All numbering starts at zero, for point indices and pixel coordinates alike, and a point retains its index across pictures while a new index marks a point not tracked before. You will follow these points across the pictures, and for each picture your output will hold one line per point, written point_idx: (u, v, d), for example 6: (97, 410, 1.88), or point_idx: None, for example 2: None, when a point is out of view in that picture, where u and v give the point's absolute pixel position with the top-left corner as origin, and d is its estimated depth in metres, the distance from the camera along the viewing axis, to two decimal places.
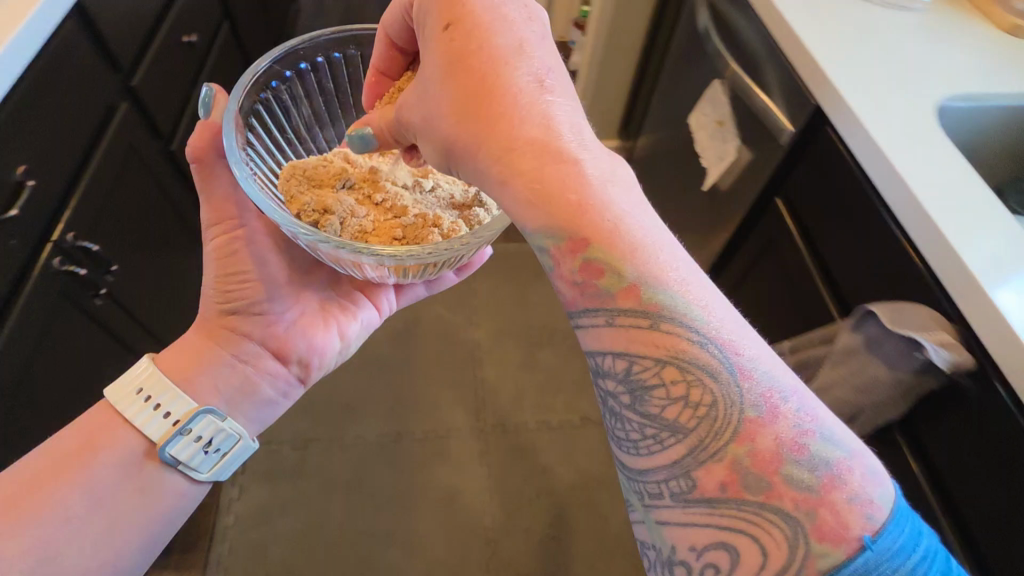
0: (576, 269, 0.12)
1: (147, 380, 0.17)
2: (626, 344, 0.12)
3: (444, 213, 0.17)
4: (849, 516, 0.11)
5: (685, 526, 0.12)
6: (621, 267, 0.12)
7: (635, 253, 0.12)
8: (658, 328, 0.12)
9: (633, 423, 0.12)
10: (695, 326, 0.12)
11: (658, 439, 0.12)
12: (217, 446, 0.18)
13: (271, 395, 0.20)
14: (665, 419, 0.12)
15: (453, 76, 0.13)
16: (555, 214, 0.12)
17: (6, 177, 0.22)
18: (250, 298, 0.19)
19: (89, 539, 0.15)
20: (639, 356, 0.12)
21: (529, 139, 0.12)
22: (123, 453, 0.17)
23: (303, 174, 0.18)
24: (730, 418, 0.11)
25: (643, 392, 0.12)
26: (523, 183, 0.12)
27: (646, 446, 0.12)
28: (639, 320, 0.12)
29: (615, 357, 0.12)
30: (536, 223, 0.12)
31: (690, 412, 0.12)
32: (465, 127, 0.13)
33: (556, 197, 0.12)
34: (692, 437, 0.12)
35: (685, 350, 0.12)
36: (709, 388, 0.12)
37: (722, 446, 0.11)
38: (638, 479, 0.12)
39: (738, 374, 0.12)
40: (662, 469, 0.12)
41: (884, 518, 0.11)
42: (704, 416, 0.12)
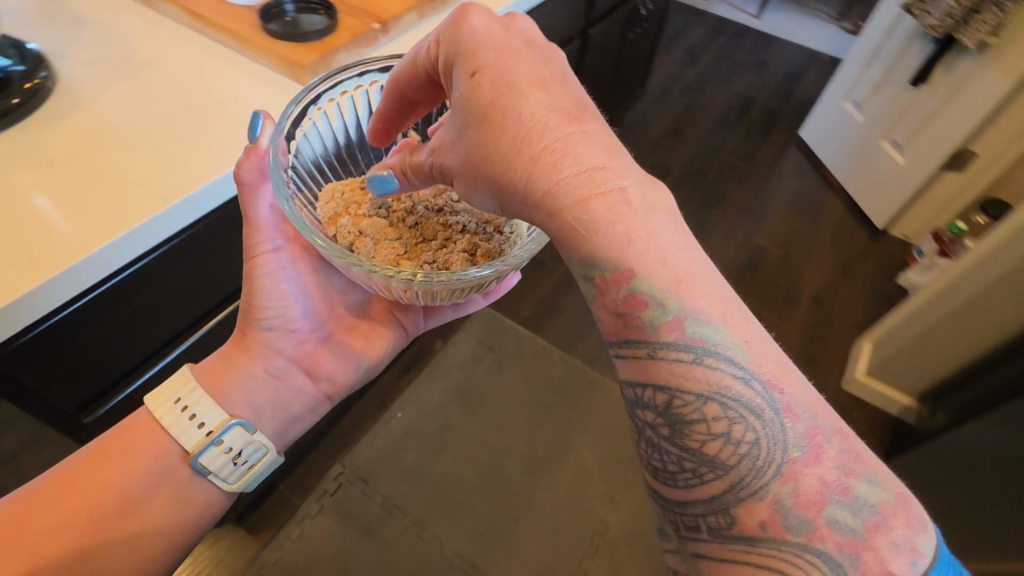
0: (620, 301, 0.13)
1: (183, 390, 0.18)
2: (668, 378, 0.12)
3: (474, 235, 0.17)
4: (893, 561, 0.11)
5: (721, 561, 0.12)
6: (665, 301, 0.12)
7: (678, 286, 0.12)
8: (700, 363, 0.12)
9: (670, 454, 0.13)
10: (738, 363, 0.12)
11: (697, 473, 0.12)
12: (246, 458, 0.19)
13: (300, 412, 0.21)
14: (705, 454, 0.12)
15: (495, 108, 0.13)
16: (602, 246, 0.12)
17: None
18: (283, 316, 0.20)
19: (119, 537, 0.17)
20: (680, 390, 0.12)
21: (575, 174, 0.13)
22: (157, 460, 0.18)
23: (341, 195, 0.18)
24: (771, 456, 0.11)
25: (684, 425, 0.12)
26: (571, 217, 0.13)
27: (684, 479, 0.12)
28: (681, 354, 0.12)
29: (655, 390, 0.12)
30: (584, 255, 0.13)
31: (731, 449, 0.12)
32: (511, 162, 0.13)
33: (603, 229, 0.12)
34: (731, 474, 0.12)
35: (727, 387, 0.12)
36: (751, 425, 0.11)
37: (763, 486, 0.11)
38: (676, 511, 0.13)
39: (781, 412, 0.12)
40: (701, 503, 0.12)
41: (928, 564, 0.11)
42: (745, 454, 0.11)
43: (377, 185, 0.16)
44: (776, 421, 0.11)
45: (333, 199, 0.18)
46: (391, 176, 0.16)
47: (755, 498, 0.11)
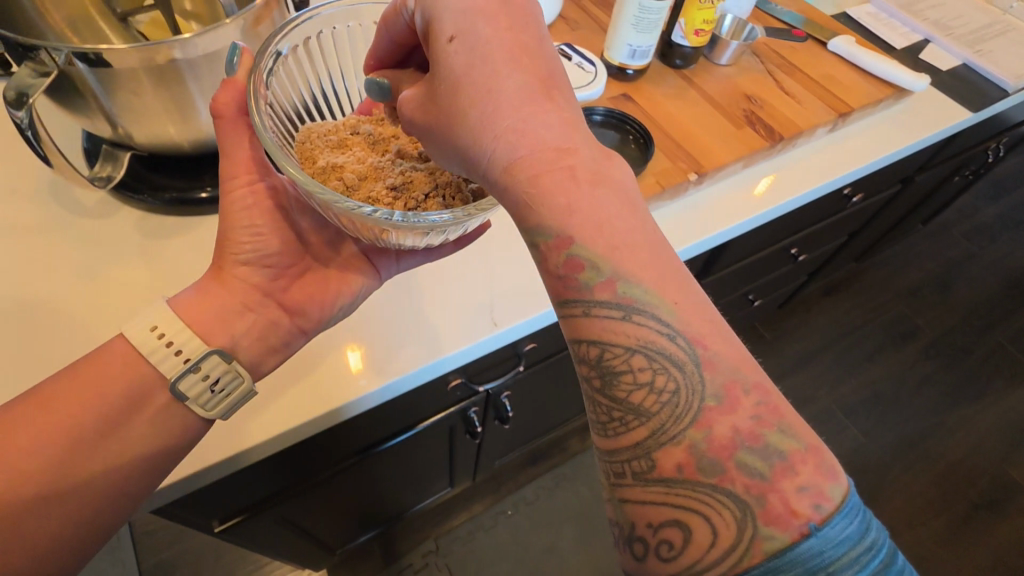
0: (562, 263, 0.15)
1: (162, 320, 0.19)
2: (601, 334, 0.15)
3: (434, 178, 0.19)
4: (797, 504, 0.13)
5: (644, 506, 0.14)
6: (600, 265, 0.15)
7: (614, 253, 0.15)
8: (630, 319, 0.15)
9: (603, 403, 0.15)
10: (665, 321, 0.15)
11: (623, 421, 0.15)
12: (223, 386, 0.20)
13: (275, 343, 0.22)
14: (631, 402, 0.14)
15: (459, 92, 0.15)
16: (547, 216, 0.15)
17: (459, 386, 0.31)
18: (258, 249, 0.21)
19: (90, 450, 0.18)
20: (612, 345, 0.15)
21: (529, 152, 0.15)
22: (136, 384, 0.19)
23: (318, 136, 0.20)
24: (690, 402, 0.14)
25: (613, 376, 0.15)
26: (523, 190, 0.15)
27: (613, 428, 0.15)
28: (613, 311, 0.15)
29: (590, 345, 0.15)
30: (533, 223, 0.15)
31: (654, 397, 0.14)
32: (471, 140, 0.15)
33: (549, 200, 0.15)
34: (653, 419, 0.14)
35: (651, 341, 0.15)
36: (673, 376, 0.14)
37: (681, 429, 0.14)
38: (608, 460, 0.15)
39: (701, 364, 0.14)
40: (626, 450, 0.14)
41: (834, 507, 0.13)
42: (667, 401, 0.14)
43: (375, 91, 0.19)
44: (694, 371, 0.14)
45: (312, 139, 0.20)
46: (388, 87, 0.19)
47: (673, 438, 0.14)
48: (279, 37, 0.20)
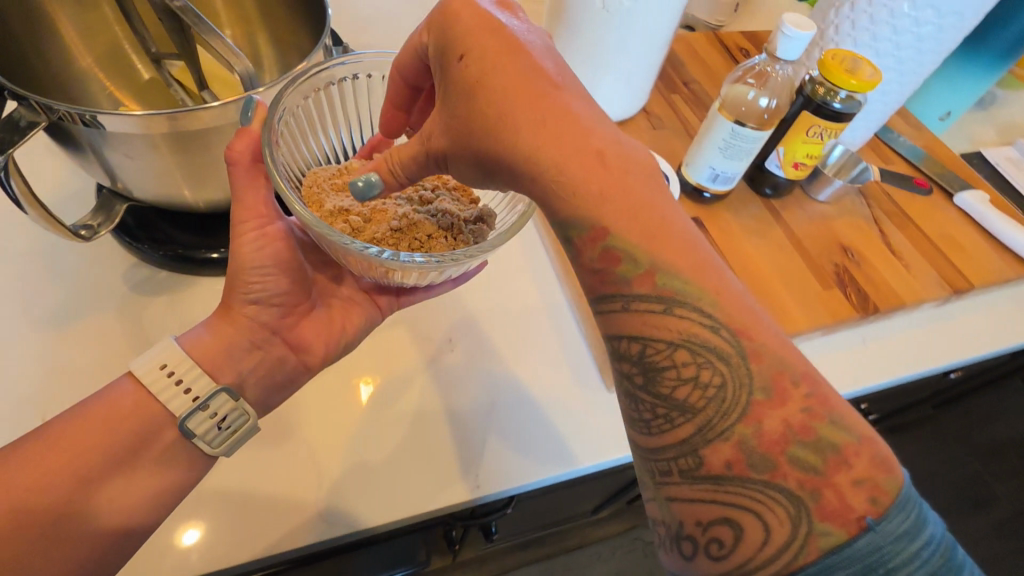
0: (597, 256, 0.15)
1: (169, 356, 0.20)
2: (643, 329, 0.15)
3: (436, 224, 0.19)
4: (852, 498, 0.13)
5: (692, 503, 0.14)
6: (637, 256, 0.15)
7: (652, 245, 0.15)
8: (671, 311, 0.15)
9: (646, 400, 0.15)
10: (707, 315, 0.15)
11: (668, 418, 0.15)
12: (229, 424, 0.20)
13: (285, 377, 0.23)
14: (675, 399, 0.15)
15: (473, 101, 0.15)
16: (583, 207, 0.15)
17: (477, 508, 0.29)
18: (267, 289, 0.22)
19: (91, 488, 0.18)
20: (655, 339, 0.15)
21: (555, 137, 0.15)
22: (145, 421, 0.19)
23: (323, 179, 0.21)
24: (737, 396, 0.14)
25: (656, 372, 0.15)
26: (551, 180, 0.15)
27: (657, 425, 0.15)
28: (653, 305, 0.15)
29: (631, 340, 0.15)
30: (567, 215, 0.15)
31: (700, 393, 0.14)
32: (493, 141, 0.15)
33: (580, 189, 0.15)
34: (700, 415, 0.14)
35: (694, 338, 0.15)
36: (718, 371, 0.14)
37: (728, 425, 0.14)
38: (650, 458, 0.15)
39: (747, 356, 0.14)
40: (671, 447, 0.15)
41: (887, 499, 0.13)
42: (712, 397, 0.14)
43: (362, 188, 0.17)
44: (739, 363, 0.14)
45: (318, 183, 0.20)
46: (378, 182, 0.17)
47: (721, 434, 0.14)
48: (290, 89, 0.21)
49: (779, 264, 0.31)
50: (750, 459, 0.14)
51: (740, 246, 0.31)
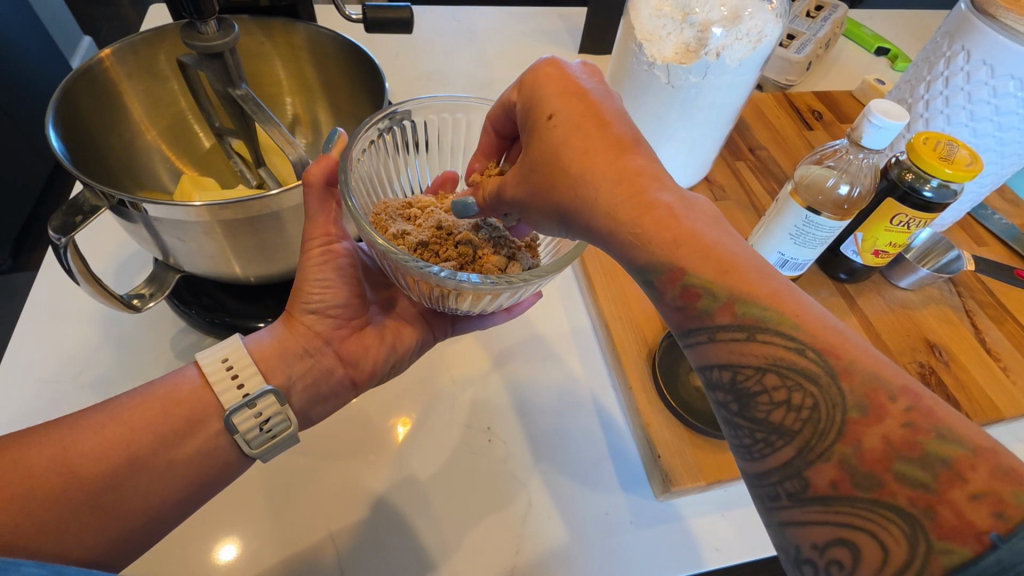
0: (679, 289, 0.32)
1: None
2: (729, 356, 0.32)
3: None
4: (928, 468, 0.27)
5: (807, 534, 0.29)
6: (695, 279, 0.32)
7: (689, 238, 0.32)
8: (753, 336, 0.31)
9: (755, 427, 0.31)
10: (790, 340, 0.31)
11: (767, 439, 0.31)
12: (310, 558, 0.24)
13: None
14: (773, 418, 0.31)
15: (602, 157, 0.34)
16: (642, 216, 0.32)
17: (742, 447, 0.32)
18: None
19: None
20: (743, 370, 0.32)
21: (646, 187, 0.33)
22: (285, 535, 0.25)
23: None
24: (833, 415, 0.29)
25: (746, 383, 0.32)
26: (622, 190, 0.33)
27: (758, 454, 0.31)
28: (732, 331, 0.32)
29: (720, 367, 0.32)
30: (633, 215, 0.32)
31: (793, 411, 0.30)
32: (592, 171, 0.33)
33: (654, 203, 0.32)
34: (803, 431, 0.30)
35: (786, 368, 0.31)
36: (808, 396, 0.30)
37: (827, 439, 0.29)
38: (760, 477, 0.31)
39: (838, 375, 0.29)
40: (776, 469, 0.30)
41: None
42: (805, 413, 0.30)
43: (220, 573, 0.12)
44: (831, 381, 0.29)
45: None
46: None
47: (823, 450, 0.29)
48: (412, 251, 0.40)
49: (818, 316, 0.31)
50: (857, 477, 0.28)
51: (785, 302, 0.31)
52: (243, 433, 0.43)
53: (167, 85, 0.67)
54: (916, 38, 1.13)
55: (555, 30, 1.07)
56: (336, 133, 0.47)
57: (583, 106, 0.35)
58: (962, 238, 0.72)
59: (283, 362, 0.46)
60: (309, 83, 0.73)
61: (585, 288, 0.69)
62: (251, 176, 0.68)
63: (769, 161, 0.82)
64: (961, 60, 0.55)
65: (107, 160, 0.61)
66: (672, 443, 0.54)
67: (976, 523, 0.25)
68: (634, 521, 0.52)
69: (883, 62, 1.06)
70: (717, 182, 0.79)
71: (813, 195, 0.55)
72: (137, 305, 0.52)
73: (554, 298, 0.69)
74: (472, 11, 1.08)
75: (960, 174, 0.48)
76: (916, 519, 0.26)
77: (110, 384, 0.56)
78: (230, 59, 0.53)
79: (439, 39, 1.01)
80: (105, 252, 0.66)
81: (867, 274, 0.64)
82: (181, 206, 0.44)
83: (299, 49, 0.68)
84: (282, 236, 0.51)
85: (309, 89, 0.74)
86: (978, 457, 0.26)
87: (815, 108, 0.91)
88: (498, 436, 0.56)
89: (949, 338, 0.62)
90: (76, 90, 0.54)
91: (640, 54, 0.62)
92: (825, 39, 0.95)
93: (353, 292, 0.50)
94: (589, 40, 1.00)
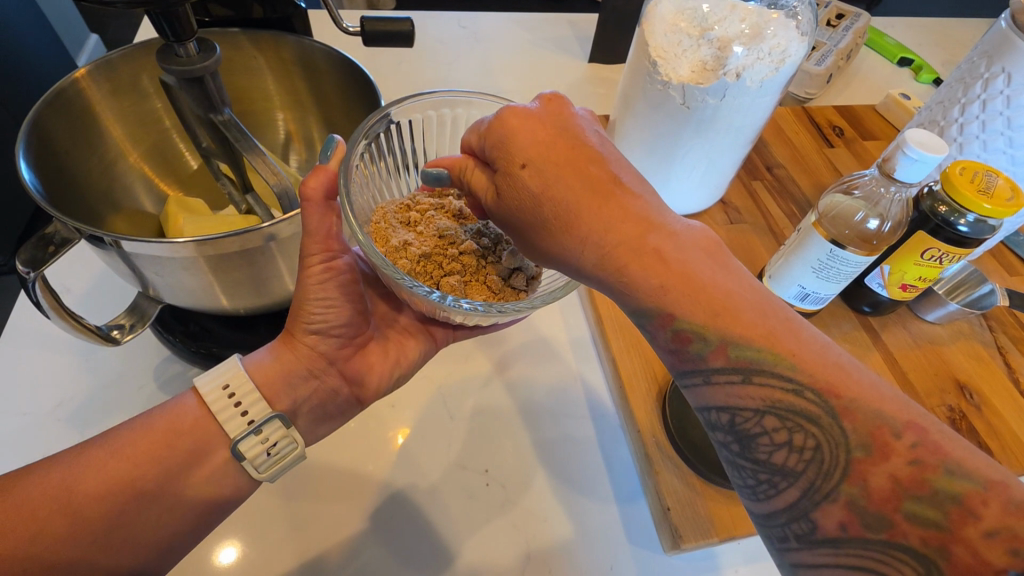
0: (673, 330, 0.34)
1: None
2: (729, 399, 0.34)
3: None
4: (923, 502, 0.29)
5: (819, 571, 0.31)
6: (690, 320, 0.33)
7: (675, 282, 0.33)
8: (751, 379, 0.33)
9: (758, 468, 0.33)
10: (790, 381, 0.32)
11: (771, 479, 0.33)
12: None
13: None
14: (776, 459, 0.33)
15: (592, 200, 0.33)
16: (633, 264, 0.33)
17: (748, 485, 0.34)
18: None
19: None
20: (744, 413, 0.33)
21: (635, 231, 0.33)
22: None
23: None
24: (837, 456, 0.31)
25: (747, 425, 0.33)
26: (613, 236, 0.33)
27: (764, 493, 0.33)
28: (729, 374, 0.33)
29: (721, 410, 0.34)
30: (624, 262, 0.33)
31: (795, 452, 0.32)
32: (585, 215, 0.33)
33: (643, 246, 0.33)
34: (806, 471, 0.32)
35: (785, 411, 0.32)
36: (810, 438, 0.31)
37: (831, 479, 0.31)
38: (768, 514, 0.33)
39: (839, 415, 0.31)
40: (782, 508, 0.32)
41: None
42: (807, 454, 0.32)
43: None
44: (832, 423, 0.31)
45: None
46: None
47: (829, 491, 0.31)
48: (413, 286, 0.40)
49: (817, 352, 0.32)
50: (866, 518, 0.29)
51: (782, 341, 0.32)
52: (249, 460, 0.44)
53: (150, 104, 0.69)
54: (940, 46, 1.14)
55: (566, 38, 1.08)
56: (333, 142, 0.45)
57: (561, 152, 0.34)
58: (994, 266, 0.80)
59: (286, 386, 0.47)
60: (302, 98, 0.74)
61: (588, 309, 0.69)
62: (239, 202, 0.69)
63: (787, 180, 0.85)
64: (1000, 83, 0.58)
65: (84, 185, 0.62)
66: (679, 493, 0.54)
67: (992, 563, 0.27)
68: (631, 541, 0.54)
69: (907, 73, 1.07)
70: (733, 204, 0.82)
71: (840, 228, 0.59)
72: (116, 337, 0.53)
73: (554, 311, 0.69)
74: (484, 18, 1.09)
75: (999, 209, 0.51)
76: (930, 559, 0.28)
77: (87, 417, 0.56)
78: (212, 83, 0.54)
79: (456, 49, 1.02)
80: (82, 281, 0.67)
81: (890, 308, 0.69)
82: (160, 243, 0.43)
83: (290, 64, 0.69)
84: (271, 269, 0.52)
85: (303, 107, 0.75)
86: (988, 492, 0.28)
87: (836, 124, 0.94)
88: (494, 478, 0.56)
89: (977, 374, 0.68)
90: (49, 121, 0.55)
91: (656, 73, 0.62)
92: (845, 50, 0.96)
93: (357, 311, 0.50)
94: (600, 51, 1.01)
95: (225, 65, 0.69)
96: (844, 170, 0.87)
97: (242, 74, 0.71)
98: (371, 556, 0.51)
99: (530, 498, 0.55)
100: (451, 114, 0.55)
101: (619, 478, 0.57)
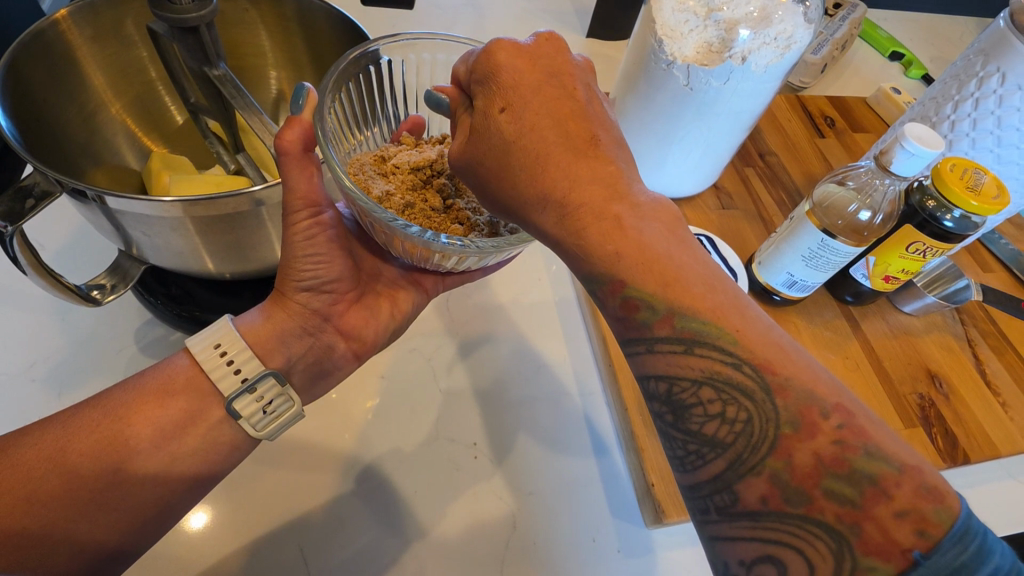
0: (622, 298, 0.35)
1: None
2: (668, 369, 0.35)
3: None
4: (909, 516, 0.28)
5: (735, 544, 0.32)
6: (652, 293, 0.34)
7: (647, 251, 0.34)
8: (692, 349, 0.34)
9: (688, 439, 0.34)
10: (728, 349, 0.33)
11: (702, 452, 0.34)
12: None
13: None
14: (708, 429, 0.34)
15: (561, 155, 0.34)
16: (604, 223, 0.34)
17: (682, 457, 0.35)
18: None
19: None
20: (682, 384, 0.34)
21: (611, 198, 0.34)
22: None
23: None
24: (766, 430, 0.32)
25: (682, 397, 0.34)
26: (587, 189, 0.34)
27: (693, 463, 0.34)
28: (676, 343, 0.34)
29: (658, 382, 0.35)
30: (592, 223, 0.34)
31: (725, 425, 0.33)
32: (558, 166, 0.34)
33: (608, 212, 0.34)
34: (735, 443, 0.33)
35: (722, 383, 0.33)
36: (745, 414, 0.33)
37: (762, 454, 0.32)
38: (698, 488, 0.34)
39: (774, 390, 0.32)
40: (711, 483, 0.33)
41: None
42: (739, 428, 0.33)
43: None
44: (765, 397, 0.32)
45: None
46: None
47: (754, 464, 0.32)
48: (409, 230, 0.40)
49: (760, 331, 0.34)
50: (786, 493, 0.31)
51: (728, 316, 0.34)
52: (246, 417, 0.44)
53: (135, 53, 0.66)
54: (931, 41, 1.14)
55: (565, 11, 1.05)
56: (303, 89, 0.43)
57: (535, 89, 0.34)
58: (970, 263, 0.81)
59: (281, 344, 0.48)
60: (297, 57, 0.71)
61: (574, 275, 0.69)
62: (229, 161, 0.67)
63: (778, 168, 0.85)
64: (994, 82, 0.58)
65: (63, 138, 0.60)
66: (663, 471, 0.55)
67: (901, 542, 0.28)
68: (612, 511, 0.55)
69: (898, 67, 1.07)
70: (724, 188, 0.82)
71: (833, 218, 0.59)
72: (97, 297, 0.52)
73: (541, 275, 0.70)
74: None
75: (985, 207, 0.52)
76: (843, 536, 0.29)
77: (65, 379, 0.56)
78: (207, 35, 0.52)
79: (450, 15, 0.99)
80: (56, 239, 0.65)
81: (872, 298, 0.70)
82: (147, 201, 0.42)
83: (289, 21, 0.66)
84: (259, 233, 0.51)
85: (297, 65, 0.72)
86: (903, 476, 0.29)
87: (828, 114, 0.93)
88: (482, 452, 0.56)
89: (949, 367, 0.70)
90: (25, 65, 0.52)
91: (661, 52, 0.61)
92: (841, 40, 0.96)
93: (347, 266, 0.50)
94: (600, 27, 0.99)
95: (221, 18, 0.67)
96: (832, 161, 0.87)
97: (233, 26, 0.68)
98: (361, 526, 0.51)
99: (508, 462, 0.56)
100: (429, 59, 0.53)
101: (595, 432, 0.59)
